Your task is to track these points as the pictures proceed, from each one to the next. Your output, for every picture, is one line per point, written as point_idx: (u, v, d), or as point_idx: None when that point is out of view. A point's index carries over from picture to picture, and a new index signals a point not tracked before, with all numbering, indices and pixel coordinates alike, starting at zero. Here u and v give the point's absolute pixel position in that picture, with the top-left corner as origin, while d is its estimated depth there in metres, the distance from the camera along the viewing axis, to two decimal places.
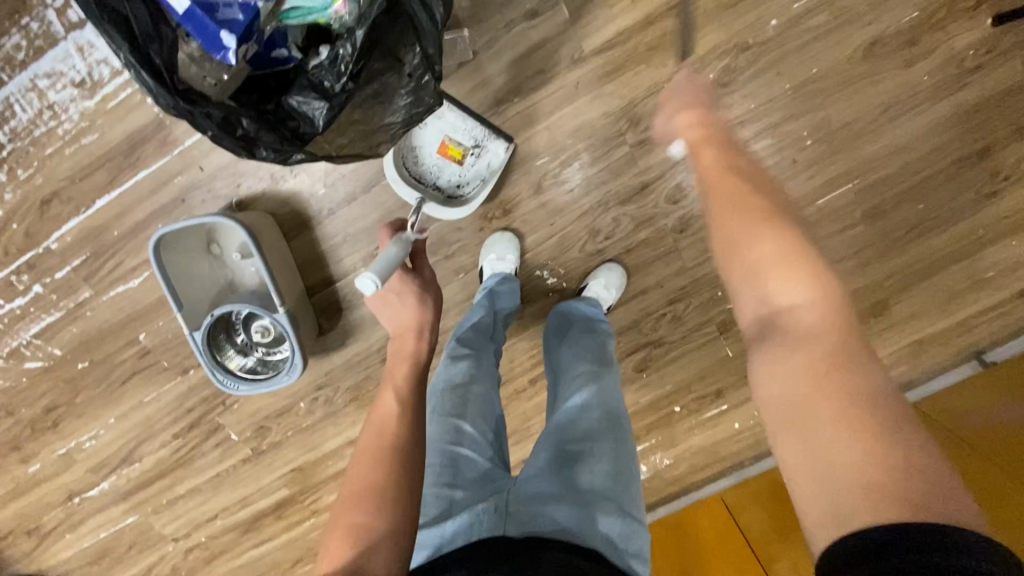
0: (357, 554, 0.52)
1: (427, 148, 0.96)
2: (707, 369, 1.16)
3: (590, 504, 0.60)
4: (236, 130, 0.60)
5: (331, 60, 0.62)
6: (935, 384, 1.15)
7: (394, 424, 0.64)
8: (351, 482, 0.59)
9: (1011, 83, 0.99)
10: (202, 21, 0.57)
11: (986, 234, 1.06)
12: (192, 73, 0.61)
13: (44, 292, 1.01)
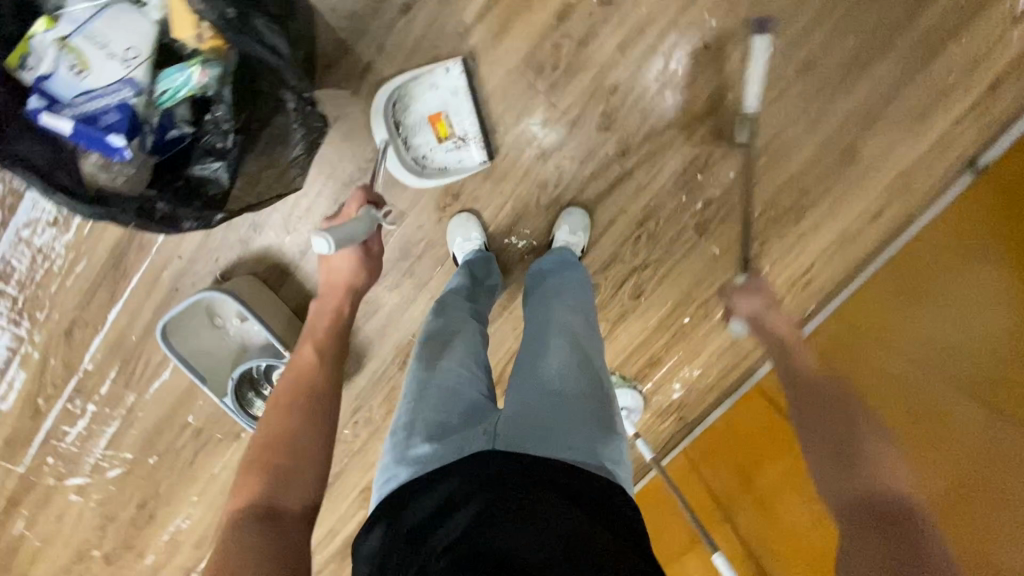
0: (270, 489, 0.64)
1: (421, 107, 1.00)
2: (703, 273, 1.16)
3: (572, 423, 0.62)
4: (155, 213, 0.67)
5: (213, 123, 0.70)
6: (939, 205, 1.11)
7: (299, 383, 0.78)
8: (261, 438, 0.71)
9: None
10: (87, 132, 0.66)
11: (929, 43, 1.03)
12: (104, 178, 0.70)
13: (98, 408, 1.13)
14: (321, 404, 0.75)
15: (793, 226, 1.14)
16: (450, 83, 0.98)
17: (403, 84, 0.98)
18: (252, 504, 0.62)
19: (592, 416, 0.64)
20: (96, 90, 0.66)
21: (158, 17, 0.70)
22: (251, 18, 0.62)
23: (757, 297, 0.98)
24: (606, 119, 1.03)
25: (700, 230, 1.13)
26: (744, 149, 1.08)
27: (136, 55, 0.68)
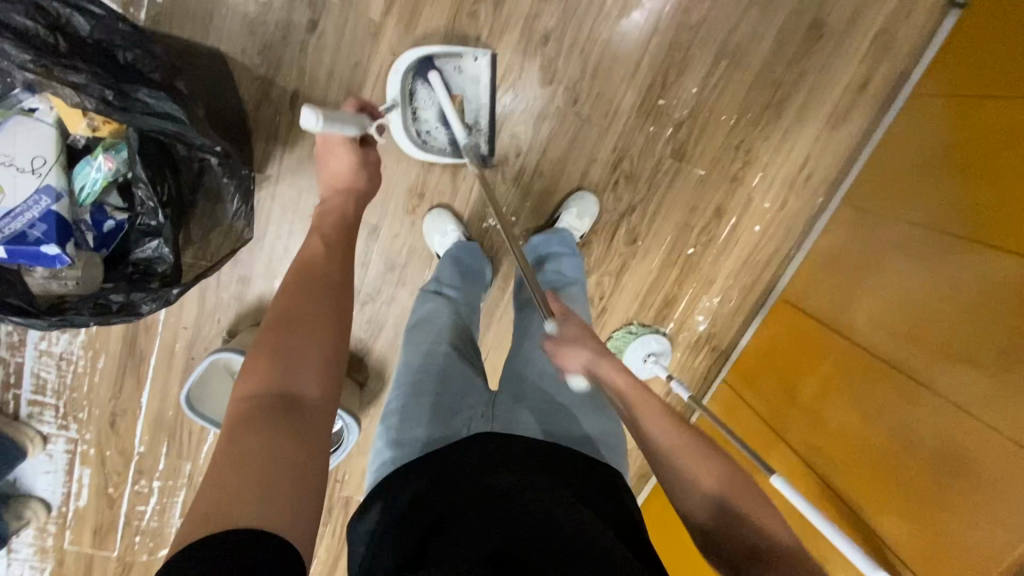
0: (286, 377, 0.59)
1: (439, 85, 0.95)
2: (694, 199, 1.11)
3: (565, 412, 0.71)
4: (112, 305, 0.70)
5: (141, 203, 0.72)
6: (929, 55, 1.02)
7: (309, 279, 0.70)
8: (272, 324, 0.64)
9: None
10: (21, 250, 0.66)
11: None
12: (56, 288, 0.70)
13: (163, 483, 1.19)
14: (337, 304, 0.69)
15: (776, 123, 1.06)
16: (474, 71, 0.96)
17: (424, 62, 0.94)
18: (264, 393, 0.57)
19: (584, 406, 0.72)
20: (15, 207, 0.65)
21: (54, 118, 0.68)
22: (131, 91, 0.65)
23: (582, 345, 0.63)
24: (546, 72, 0.99)
25: (679, 156, 1.07)
26: (699, 59, 1.01)
27: (44, 162, 0.67)
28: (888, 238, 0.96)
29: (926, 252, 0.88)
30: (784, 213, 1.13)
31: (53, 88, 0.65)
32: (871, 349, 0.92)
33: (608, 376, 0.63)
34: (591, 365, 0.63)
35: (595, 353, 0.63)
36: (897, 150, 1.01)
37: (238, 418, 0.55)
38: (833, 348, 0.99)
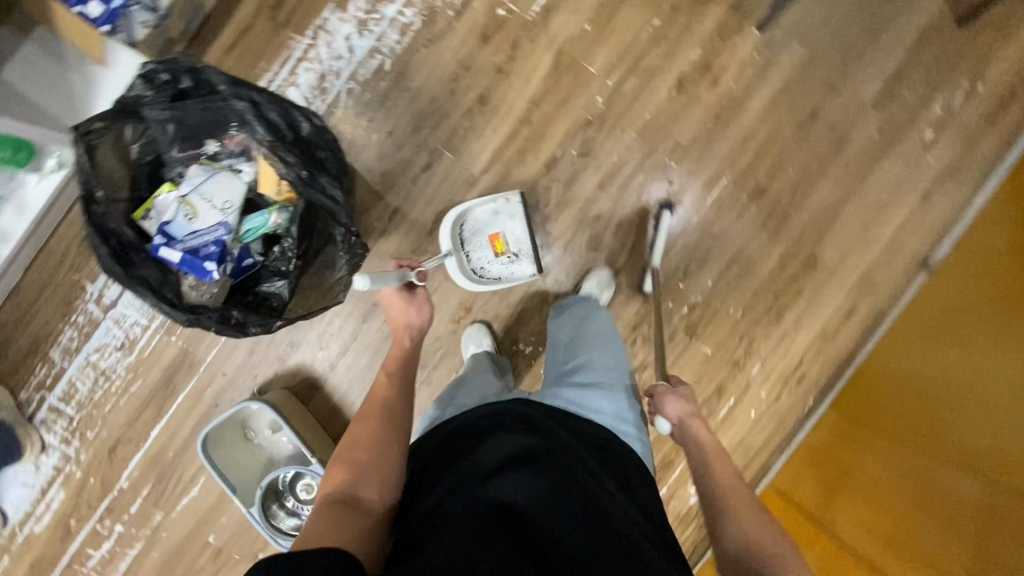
0: (355, 478, 0.70)
1: (485, 227, 1.17)
2: (698, 371, 1.25)
3: (586, 390, 0.86)
4: (230, 319, 0.77)
5: (281, 252, 0.86)
6: (903, 300, 1.24)
7: (379, 401, 0.84)
8: (350, 439, 0.77)
9: (802, 61, 1.20)
10: (190, 259, 0.80)
11: (860, 167, 1.23)
12: (193, 297, 0.82)
13: (125, 528, 1.16)
14: (401, 420, 0.81)
15: (776, 325, 1.25)
16: (508, 210, 1.17)
17: (469, 210, 1.16)
18: (338, 491, 0.69)
19: (600, 391, 0.87)
20: (200, 229, 0.82)
21: (251, 178, 0.85)
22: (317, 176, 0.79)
23: (683, 400, 0.88)
24: (594, 241, 1.22)
25: (690, 332, 1.24)
26: (716, 260, 1.23)
27: (231, 205, 0.83)
28: (880, 417, 1.10)
29: (929, 390, 1.02)
30: (778, 404, 1.25)
31: (271, 159, 0.82)
32: (863, 538, 0.98)
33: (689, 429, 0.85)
34: (684, 418, 0.87)
35: (690, 413, 0.86)
36: (895, 357, 1.17)
37: (316, 511, 0.67)
38: (826, 528, 1.04)
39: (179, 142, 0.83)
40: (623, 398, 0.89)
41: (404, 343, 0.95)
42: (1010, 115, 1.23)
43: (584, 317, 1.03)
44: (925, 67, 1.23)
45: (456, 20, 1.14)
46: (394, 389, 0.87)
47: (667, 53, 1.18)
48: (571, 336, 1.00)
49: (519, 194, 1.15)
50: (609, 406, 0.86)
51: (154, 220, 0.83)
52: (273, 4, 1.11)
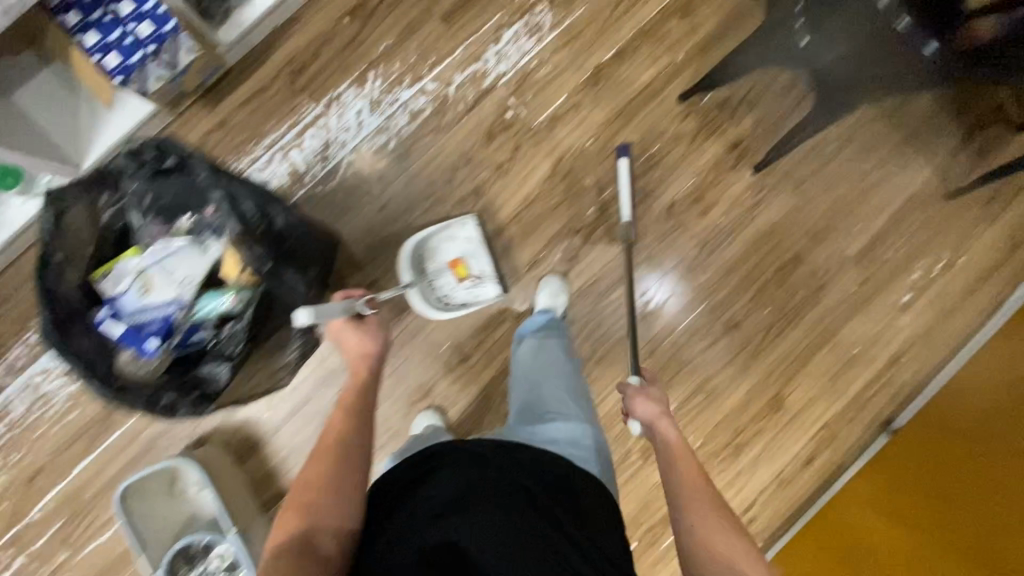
0: (312, 523, 0.67)
1: (444, 255, 1.18)
2: (647, 497, 1.22)
3: (541, 425, 0.91)
4: (160, 399, 0.80)
5: (229, 335, 0.83)
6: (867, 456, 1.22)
7: (336, 431, 0.79)
8: (303, 479, 0.74)
9: (790, 208, 1.23)
10: (134, 334, 0.81)
11: (835, 318, 1.24)
12: (130, 368, 0.82)
13: (25, 563, 1.10)
14: (359, 457, 0.76)
15: (732, 462, 1.22)
16: (465, 234, 1.18)
17: (427, 238, 1.17)
18: (294, 539, 0.66)
19: (557, 422, 0.91)
20: (150, 305, 0.82)
21: (215, 258, 0.85)
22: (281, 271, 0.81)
23: (653, 401, 0.84)
24: None
25: (645, 454, 1.22)
26: (681, 386, 1.22)
27: (188, 285, 0.83)
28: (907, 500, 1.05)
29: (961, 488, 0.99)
30: None
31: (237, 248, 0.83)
32: None
33: (659, 427, 0.82)
34: (653, 418, 0.83)
35: (659, 411, 0.83)
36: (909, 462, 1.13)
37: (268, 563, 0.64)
38: None
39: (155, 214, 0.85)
40: (577, 423, 0.92)
41: (364, 371, 0.87)
42: (985, 293, 1.25)
43: (539, 351, 1.05)
44: (911, 233, 1.25)
45: (465, 114, 1.18)
46: (352, 415, 0.81)
47: (661, 179, 1.21)
48: (529, 371, 1.03)
49: (471, 216, 1.16)
50: (564, 433, 0.90)
51: (109, 282, 0.83)
52: (293, 69, 1.15)
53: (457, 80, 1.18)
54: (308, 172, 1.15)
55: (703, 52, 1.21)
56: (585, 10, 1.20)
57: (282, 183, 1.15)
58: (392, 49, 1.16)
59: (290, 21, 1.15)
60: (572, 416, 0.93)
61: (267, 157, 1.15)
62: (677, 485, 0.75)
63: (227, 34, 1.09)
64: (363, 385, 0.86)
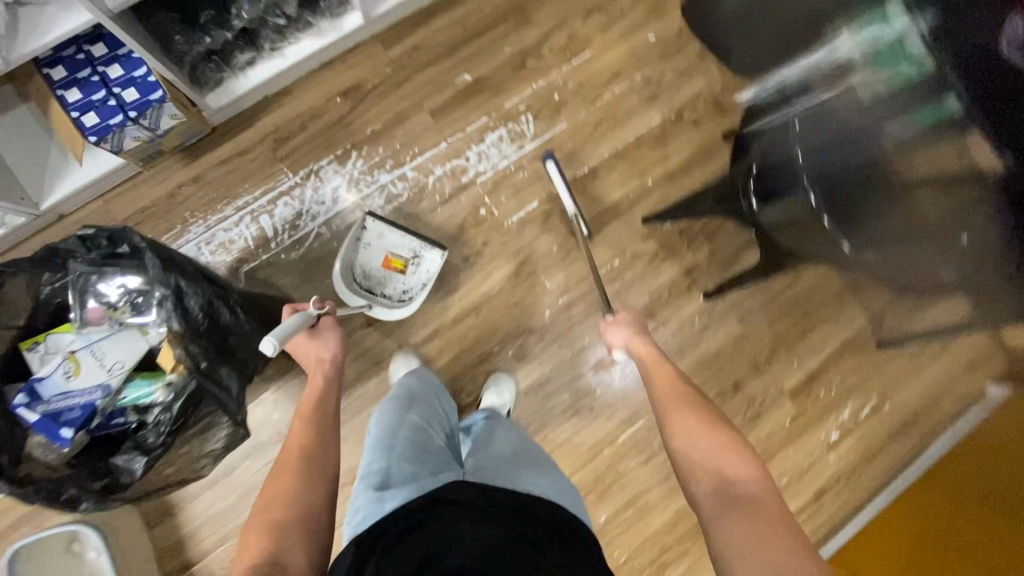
0: (278, 549, 0.63)
1: (372, 263, 1.17)
2: None
3: (522, 472, 0.79)
4: (61, 494, 0.67)
5: (154, 421, 0.73)
6: (866, 517, 1.27)
7: (297, 454, 0.78)
8: (263, 499, 0.72)
9: (735, 336, 1.30)
10: (46, 422, 0.69)
11: (767, 447, 1.29)
12: (36, 454, 0.70)
13: None
14: (323, 482, 0.76)
15: None
16: (376, 230, 1.16)
17: (351, 259, 1.15)
18: (259, 563, 0.61)
19: (543, 474, 0.81)
20: (74, 390, 0.71)
21: (156, 341, 0.75)
22: (219, 369, 0.72)
23: (621, 327, 0.98)
24: None
25: None
26: (614, 498, 1.23)
27: (121, 366, 0.72)
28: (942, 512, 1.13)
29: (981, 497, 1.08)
30: None
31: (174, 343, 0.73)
32: None
33: (637, 347, 0.96)
34: (628, 342, 0.97)
35: (631, 334, 0.97)
36: (933, 492, 1.21)
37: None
38: None
39: (91, 296, 0.76)
40: (547, 478, 0.80)
41: (325, 376, 0.92)
42: (905, 440, 1.33)
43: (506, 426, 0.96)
44: (843, 374, 1.33)
45: (439, 205, 1.22)
46: (311, 436, 0.82)
47: (618, 292, 1.27)
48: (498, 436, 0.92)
49: (369, 211, 1.15)
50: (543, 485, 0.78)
51: (36, 358, 0.73)
52: (277, 137, 1.17)
53: (437, 172, 1.23)
54: (275, 238, 1.16)
55: (669, 182, 1.30)
56: (566, 126, 1.28)
57: (246, 246, 1.14)
58: (378, 133, 1.21)
59: (283, 92, 1.18)
60: (552, 473, 0.83)
61: (235, 217, 1.15)
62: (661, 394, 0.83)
63: (214, 101, 1.05)
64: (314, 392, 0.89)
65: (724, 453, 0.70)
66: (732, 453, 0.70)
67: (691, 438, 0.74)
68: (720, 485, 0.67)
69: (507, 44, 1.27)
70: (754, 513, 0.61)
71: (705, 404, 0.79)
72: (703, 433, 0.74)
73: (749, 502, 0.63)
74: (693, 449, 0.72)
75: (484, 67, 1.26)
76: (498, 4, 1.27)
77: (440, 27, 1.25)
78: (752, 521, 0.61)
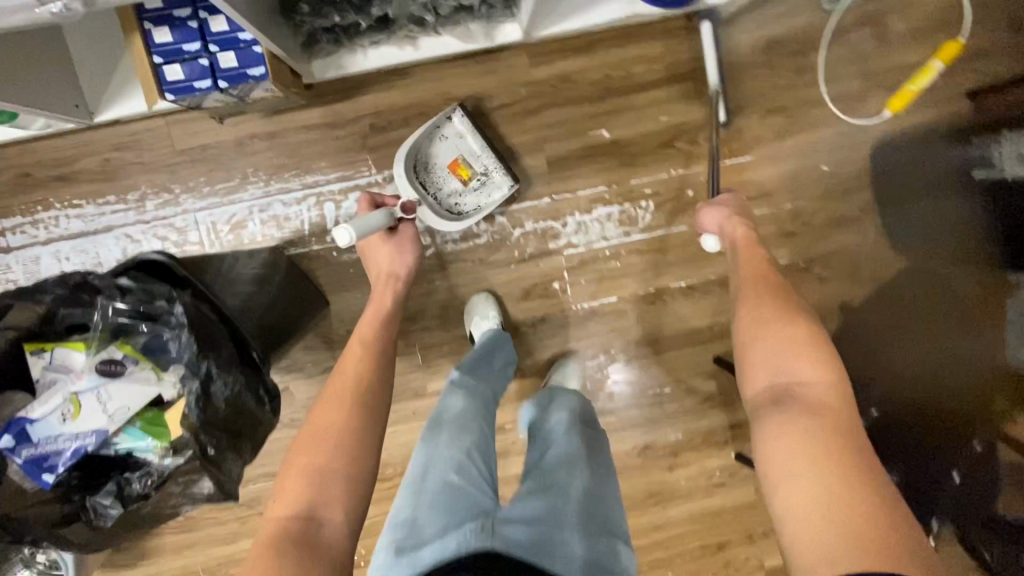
0: (317, 500, 0.59)
1: (439, 159, 1.01)
2: None
3: (567, 528, 0.65)
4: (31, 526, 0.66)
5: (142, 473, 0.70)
6: None
7: (355, 376, 0.72)
8: (313, 420, 0.67)
9: (745, 501, 1.22)
10: (30, 454, 0.65)
11: None
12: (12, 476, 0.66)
13: None
14: (375, 421, 0.68)
15: None
16: (456, 129, 1.01)
17: (420, 142, 1.00)
18: (293, 521, 0.57)
19: (594, 524, 0.68)
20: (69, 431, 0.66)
21: (169, 392, 0.70)
22: (224, 454, 0.71)
23: (720, 208, 0.90)
24: None
25: None
26: None
27: (124, 414, 0.67)
28: None
29: None
30: None
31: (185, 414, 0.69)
32: None
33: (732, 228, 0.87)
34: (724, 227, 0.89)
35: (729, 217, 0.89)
36: None
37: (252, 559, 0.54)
38: None
39: (115, 320, 0.70)
40: (598, 534, 0.67)
41: (388, 297, 0.84)
42: None
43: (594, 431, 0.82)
44: None
45: (516, 261, 1.09)
46: (371, 357, 0.75)
47: (654, 419, 1.19)
48: (564, 447, 0.76)
49: (462, 105, 0.99)
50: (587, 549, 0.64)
51: (42, 365, 0.68)
52: (375, 123, 1.00)
53: (527, 226, 1.08)
54: (333, 232, 1.02)
55: None
56: (686, 230, 1.11)
57: (300, 229, 1.02)
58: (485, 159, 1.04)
59: (398, 72, 0.99)
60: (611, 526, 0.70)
61: (299, 193, 1.02)
62: (743, 278, 0.77)
63: (317, 71, 0.88)
64: (381, 306, 0.83)
65: (794, 346, 0.64)
66: (804, 346, 0.63)
67: (757, 330, 0.67)
68: (779, 383, 0.62)
69: (664, 112, 1.07)
70: (812, 417, 0.57)
71: (783, 295, 0.72)
72: (772, 321, 0.67)
73: (812, 407, 0.58)
74: (751, 337, 0.68)
75: (628, 129, 1.06)
76: (674, 63, 1.05)
77: (600, 63, 1.04)
78: (808, 429, 0.56)
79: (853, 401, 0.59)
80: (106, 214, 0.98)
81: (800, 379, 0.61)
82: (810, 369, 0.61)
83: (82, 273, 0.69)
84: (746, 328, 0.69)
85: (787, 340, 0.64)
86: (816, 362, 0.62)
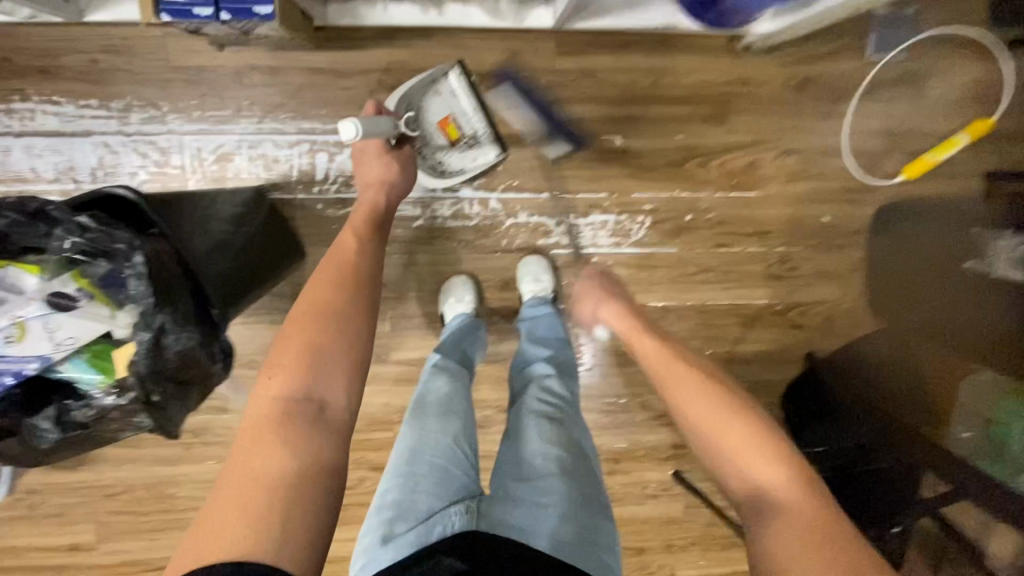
0: (313, 376, 0.60)
1: (429, 114, 0.94)
2: None
3: (550, 492, 0.67)
4: None
5: (82, 404, 0.73)
6: None
7: (345, 262, 0.71)
8: (302, 303, 0.65)
9: (674, 515, 1.27)
10: None
11: None
12: None
13: None
14: (364, 302, 0.67)
15: None
16: (451, 87, 0.93)
17: (412, 91, 0.92)
18: (292, 403, 0.58)
19: (579, 485, 0.70)
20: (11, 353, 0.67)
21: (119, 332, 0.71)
22: (167, 404, 0.74)
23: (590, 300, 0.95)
24: None
25: None
26: None
27: (70, 347, 0.68)
28: None
29: None
30: None
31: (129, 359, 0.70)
32: None
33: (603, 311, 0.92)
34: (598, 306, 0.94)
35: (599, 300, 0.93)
36: None
37: (249, 443, 0.55)
38: None
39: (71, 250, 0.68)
40: (579, 489, 0.69)
41: (378, 201, 0.81)
42: None
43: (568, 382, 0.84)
44: None
45: (501, 249, 1.07)
46: (359, 248, 0.74)
47: (604, 424, 1.21)
48: (542, 407, 0.78)
49: (462, 62, 0.92)
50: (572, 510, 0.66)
51: None
52: (385, 81, 0.96)
53: (520, 216, 1.06)
54: (321, 184, 0.99)
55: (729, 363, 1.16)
56: (677, 252, 1.10)
57: (288, 174, 0.98)
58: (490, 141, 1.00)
59: (418, 32, 0.95)
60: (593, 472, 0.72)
61: (292, 137, 0.97)
62: (670, 372, 0.76)
63: (332, 17, 0.90)
64: (374, 204, 0.80)
65: (749, 444, 0.65)
66: (759, 440, 0.65)
67: (710, 433, 0.68)
68: (752, 489, 0.62)
69: (681, 131, 1.04)
70: (789, 519, 0.58)
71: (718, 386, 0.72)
72: (719, 421, 0.68)
73: (784, 505, 0.59)
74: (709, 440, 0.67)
75: (642, 140, 1.04)
76: (701, 83, 1.02)
77: (628, 66, 1.00)
78: (791, 533, 0.56)
79: (817, 488, 0.61)
80: (87, 117, 0.93)
81: (765, 481, 0.62)
82: (771, 467, 0.63)
83: (42, 202, 0.67)
84: (699, 428, 0.69)
85: (738, 441, 0.65)
86: (774, 453, 0.64)
